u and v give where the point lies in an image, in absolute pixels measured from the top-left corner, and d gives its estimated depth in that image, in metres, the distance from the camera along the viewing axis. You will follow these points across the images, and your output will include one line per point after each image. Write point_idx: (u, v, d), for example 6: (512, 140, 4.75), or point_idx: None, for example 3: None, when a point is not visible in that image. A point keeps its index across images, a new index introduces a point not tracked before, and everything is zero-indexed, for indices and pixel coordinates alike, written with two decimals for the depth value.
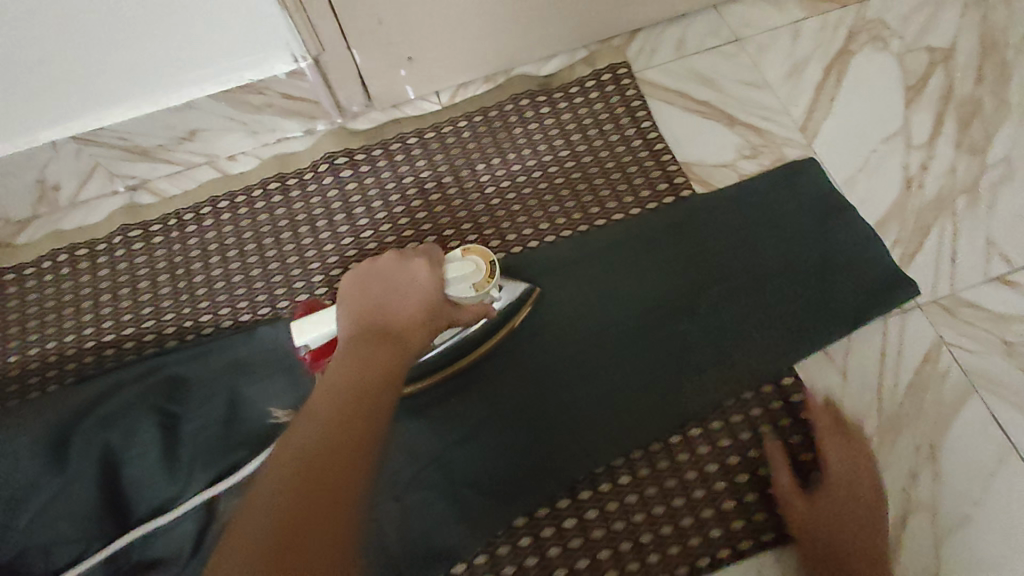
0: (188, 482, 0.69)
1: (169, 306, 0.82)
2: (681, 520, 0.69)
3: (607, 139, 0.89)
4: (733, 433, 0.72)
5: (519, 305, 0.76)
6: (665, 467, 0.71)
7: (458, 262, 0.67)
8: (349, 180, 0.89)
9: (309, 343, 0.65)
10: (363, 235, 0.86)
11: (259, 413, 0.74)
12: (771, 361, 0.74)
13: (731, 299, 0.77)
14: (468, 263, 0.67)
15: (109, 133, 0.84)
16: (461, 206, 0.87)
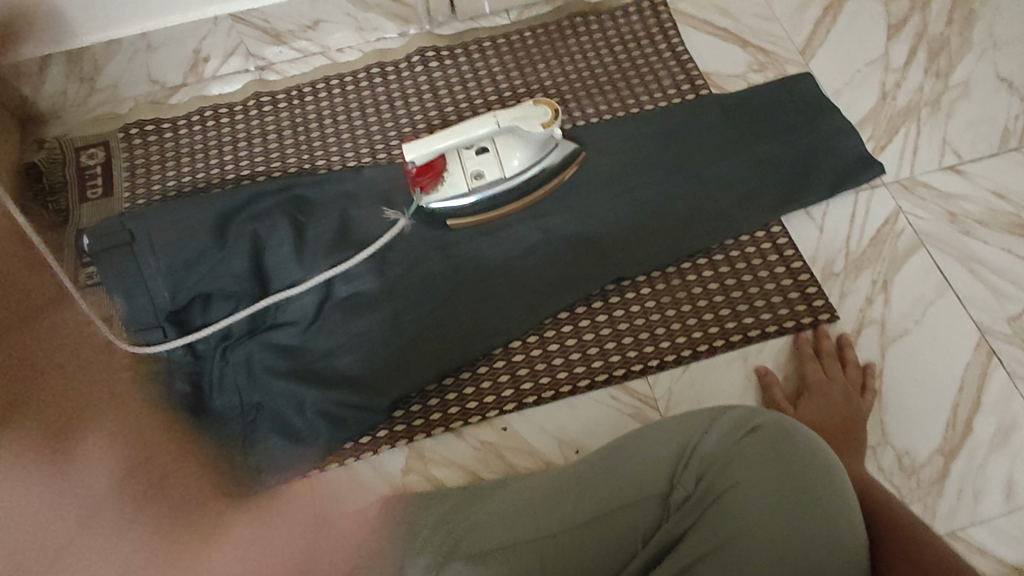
0: (312, 266, 0.91)
1: (292, 153, 1.04)
2: (687, 320, 0.89)
3: (643, 50, 1.11)
4: (732, 262, 0.92)
5: (569, 160, 0.97)
6: (678, 283, 0.91)
7: (528, 108, 0.91)
8: (435, 70, 1.11)
9: (414, 161, 0.90)
10: (446, 111, 1.08)
11: (364, 227, 0.95)
12: (766, 212, 0.95)
13: (736, 168, 0.98)
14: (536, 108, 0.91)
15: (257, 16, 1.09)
16: (525, 94, 1.09)
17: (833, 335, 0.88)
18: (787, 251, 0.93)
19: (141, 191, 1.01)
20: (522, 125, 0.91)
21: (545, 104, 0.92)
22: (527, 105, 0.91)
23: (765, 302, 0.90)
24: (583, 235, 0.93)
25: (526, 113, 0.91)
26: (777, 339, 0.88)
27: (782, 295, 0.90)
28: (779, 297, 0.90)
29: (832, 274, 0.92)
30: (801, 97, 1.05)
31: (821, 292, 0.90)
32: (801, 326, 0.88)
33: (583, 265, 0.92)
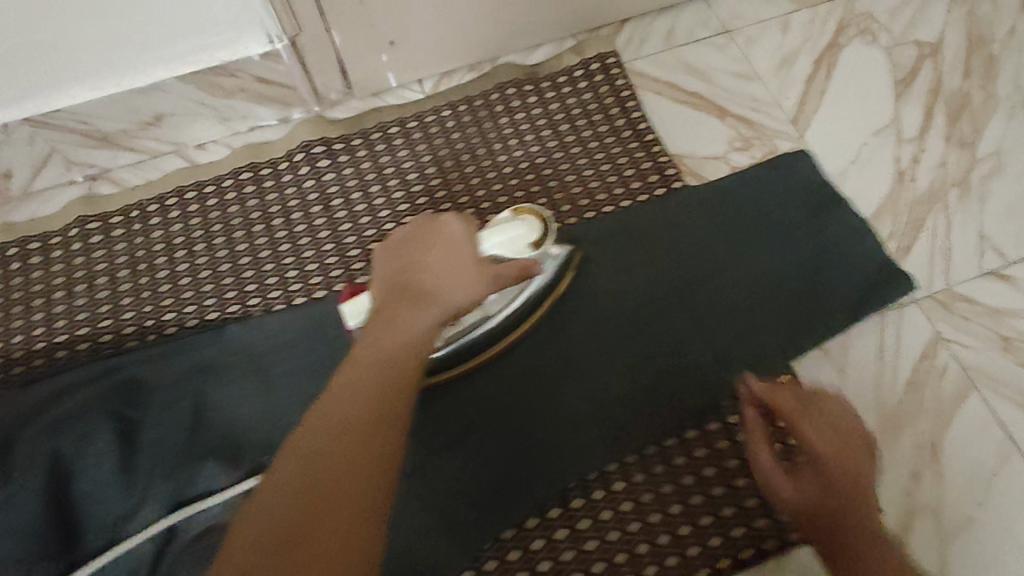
0: (146, 493, 0.63)
1: (130, 304, 0.76)
2: (678, 528, 0.66)
3: (595, 129, 0.86)
4: (732, 437, 0.70)
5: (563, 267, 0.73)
6: (661, 472, 0.69)
7: (509, 224, 0.67)
8: (326, 170, 0.84)
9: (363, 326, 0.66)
10: (341, 228, 0.81)
11: (228, 420, 0.69)
12: (768, 360, 0.72)
13: (728, 294, 0.74)
14: (522, 225, 0.68)
15: (70, 116, 0.85)
16: (446, 199, 0.83)
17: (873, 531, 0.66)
18: None
19: None
20: (505, 249, 0.66)
21: (529, 214, 0.70)
22: (508, 221, 0.68)
23: None
24: (529, 413, 0.69)
25: (510, 233, 0.67)
26: (798, 547, 0.66)
27: None
28: None
29: None
30: (804, 183, 0.81)
31: None
32: None
33: (531, 460, 0.68)
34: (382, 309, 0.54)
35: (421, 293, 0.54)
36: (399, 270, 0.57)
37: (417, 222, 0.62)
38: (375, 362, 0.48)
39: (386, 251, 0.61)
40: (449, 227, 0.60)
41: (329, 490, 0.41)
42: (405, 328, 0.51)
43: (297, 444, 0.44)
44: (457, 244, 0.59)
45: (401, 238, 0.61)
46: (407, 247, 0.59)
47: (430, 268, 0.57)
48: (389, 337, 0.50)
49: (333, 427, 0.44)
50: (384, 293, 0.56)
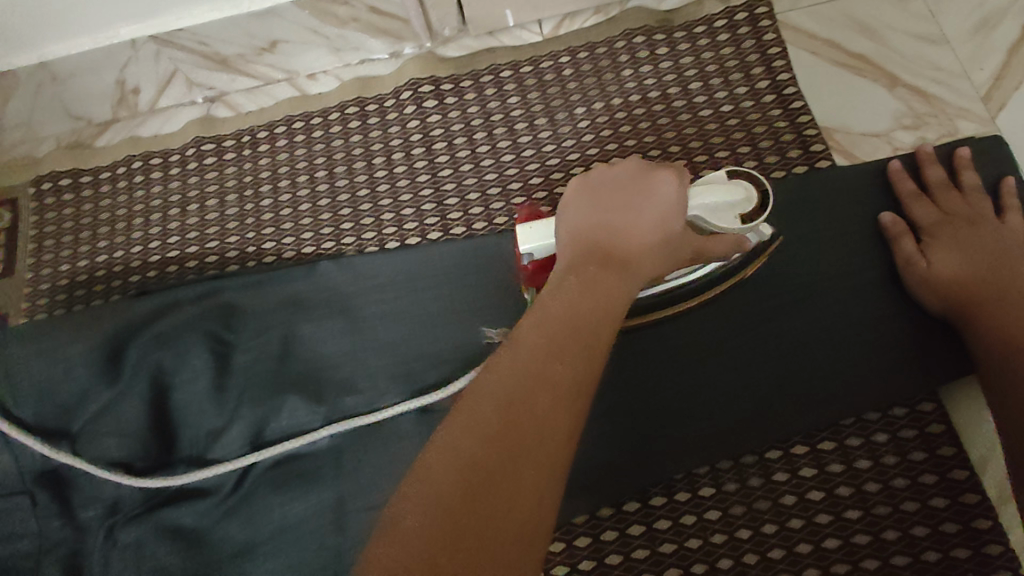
0: (234, 415, 0.65)
1: (234, 229, 0.78)
2: (770, 551, 0.58)
3: (732, 90, 0.75)
4: (848, 461, 0.60)
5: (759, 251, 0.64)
6: (757, 486, 0.60)
7: (723, 187, 0.59)
8: (432, 112, 0.80)
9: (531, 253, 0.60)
10: (440, 174, 0.77)
11: (314, 356, 0.69)
12: (908, 379, 0.61)
13: (869, 297, 0.64)
14: (736, 194, 0.59)
15: (189, 36, 0.87)
16: (554, 154, 0.76)
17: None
18: (942, 449, 0.59)
19: (46, 272, 0.78)
20: (708, 216, 0.58)
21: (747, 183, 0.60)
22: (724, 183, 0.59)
23: (901, 534, 0.57)
24: (621, 398, 0.63)
25: (721, 199, 0.58)
26: None
27: (930, 527, 0.56)
28: (925, 530, 0.56)
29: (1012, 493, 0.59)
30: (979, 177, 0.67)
31: (998, 529, 0.56)
32: None
33: (620, 448, 0.61)
34: (583, 257, 0.48)
35: (625, 252, 0.49)
36: (600, 216, 0.52)
37: (623, 169, 0.57)
38: (581, 315, 0.43)
39: (577, 196, 0.55)
40: (660, 184, 0.55)
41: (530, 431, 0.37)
42: (607, 288, 0.46)
43: (494, 373, 0.39)
44: (665, 203, 0.54)
45: (601, 182, 0.55)
46: (608, 197, 0.54)
47: (634, 224, 0.51)
48: (595, 290, 0.45)
49: (538, 369, 0.39)
50: (581, 239, 0.51)
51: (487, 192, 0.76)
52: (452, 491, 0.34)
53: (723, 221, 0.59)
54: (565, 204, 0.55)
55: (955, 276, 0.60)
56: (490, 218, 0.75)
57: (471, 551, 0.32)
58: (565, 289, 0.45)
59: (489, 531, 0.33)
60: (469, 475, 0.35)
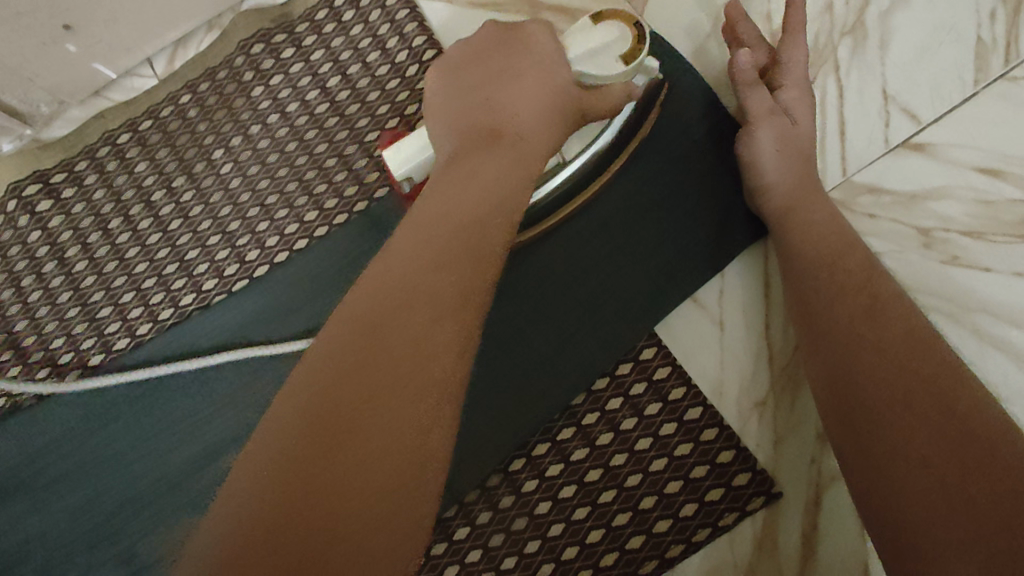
0: None
1: None
2: (538, 569, 0.53)
3: (373, 73, 0.66)
4: (591, 442, 0.55)
5: (646, 98, 0.58)
6: (511, 505, 0.55)
7: (595, 31, 0.52)
8: (51, 213, 0.66)
9: (410, 175, 0.55)
10: (83, 284, 0.63)
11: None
12: (624, 331, 0.57)
13: (564, 259, 0.59)
14: (609, 31, 0.52)
15: None
16: (205, 215, 0.64)
17: (752, 528, 0.52)
18: (673, 393, 0.55)
19: None
20: (593, 65, 0.52)
21: (615, 19, 0.53)
22: (591, 27, 0.52)
23: (658, 498, 0.53)
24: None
25: (593, 41, 0.52)
26: (685, 562, 0.52)
27: (682, 478, 0.53)
28: (677, 484, 0.53)
29: (752, 410, 0.55)
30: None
31: (741, 456, 0.53)
32: (721, 529, 0.52)
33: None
34: (462, 141, 0.48)
35: (516, 121, 0.49)
36: (472, 93, 0.51)
37: (485, 40, 0.54)
38: (398, 334, 0.36)
39: (439, 83, 0.53)
40: (523, 41, 0.53)
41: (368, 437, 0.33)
42: (495, 165, 0.45)
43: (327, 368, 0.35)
44: (543, 59, 0.51)
45: (459, 60, 0.54)
46: (478, 70, 0.52)
47: (515, 94, 0.50)
48: (481, 177, 0.44)
49: (370, 369, 0.34)
50: (460, 120, 0.50)
51: (142, 287, 0.63)
52: (302, 456, 0.32)
53: (609, 62, 0.52)
54: (432, 88, 0.54)
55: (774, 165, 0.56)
56: (153, 314, 0.62)
57: (308, 524, 0.30)
58: (430, 204, 0.43)
59: (332, 539, 0.30)
60: (299, 480, 0.31)
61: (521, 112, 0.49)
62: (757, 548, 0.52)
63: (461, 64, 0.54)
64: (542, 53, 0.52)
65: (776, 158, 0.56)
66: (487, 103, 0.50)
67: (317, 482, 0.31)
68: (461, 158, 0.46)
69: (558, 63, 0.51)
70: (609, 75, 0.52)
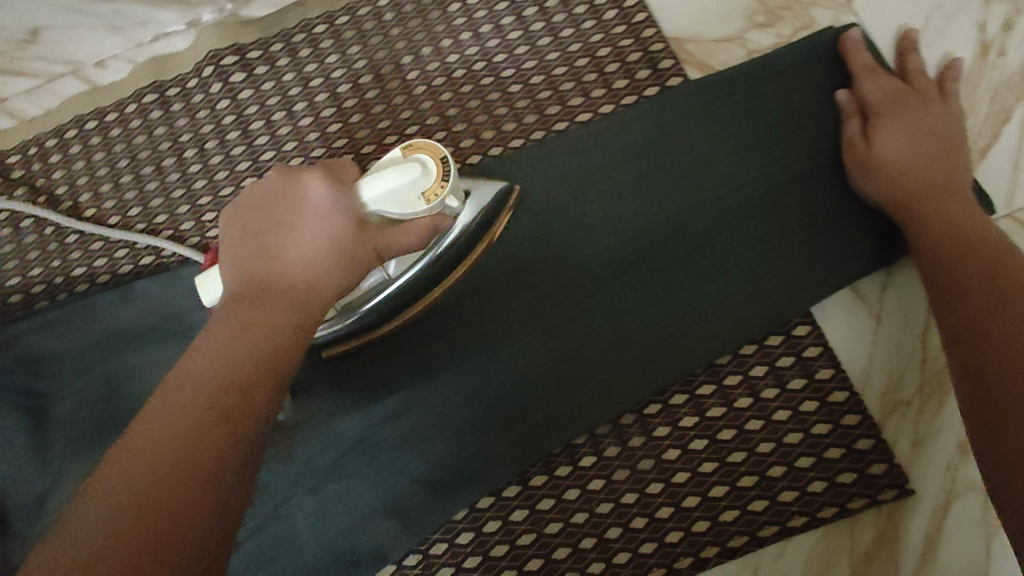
0: (63, 472, 0.58)
1: (36, 258, 0.67)
2: (657, 511, 0.54)
3: (571, 11, 0.67)
4: (728, 402, 0.56)
5: (499, 202, 0.57)
6: (639, 444, 0.56)
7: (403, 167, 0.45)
8: (242, 86, 0.69)
9: None
10: (262, 158, 0.67)
11: (145, 388, 0.61)
12: (785, 303, 0.58)
13: (732, 222, 0.60)
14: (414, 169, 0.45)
15: None
16: (384, 116, 0.67)
17: (877, 517, 0.53)
18: (820, 372, 0.56)
19: None
20: (396, 204, 0.45)
21: (422, 155, 0.47)
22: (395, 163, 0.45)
23: (787, 469, 0.54)
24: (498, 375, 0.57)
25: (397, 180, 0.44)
26: (803, 535, 0.53)
27: (815, 455, 0.54)
28: (810, 460, 0.54)
29: (895, 405, 0.55)
30: (826, 74, 0.63)
31: (880, 447, 0.54)
32: (847, 511, 0.53)
33: (498, 425, 0.56)
34: (231, 304, 0.39)
35: (305, 274, 0.40)
36: (241, 250, 0.41)
37: (272, 180, 0.44)
38: (280, 326, 0.38)
39: (229, 220, 0.43)
40: (330, 186, 0.43)
41: (208, 431, 0.32)
42: (284, 277, 0.40)
43: (217, 360, 0.35)
44: (322, 217, 0.42)
45: (248, 203, 0.43)
46: (265, 213, 0.42)
47: (291, 247, 0.41)
48: (237, 340, 0.36)
49: (174, 390, 0.34)
50: (352, 236, 0.42)
51: None
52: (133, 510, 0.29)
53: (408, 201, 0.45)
54: (279, 174, 0.44)
55: (898, 157, 0.57)
56: None
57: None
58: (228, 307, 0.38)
59: (175, 543, 0.29)
60: (134, 532, 0.29)
61: (309, 275, 0.40)
62: (878, 537, 0.53)
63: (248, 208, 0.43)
64: (315, 205, 0.42)
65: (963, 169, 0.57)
66: (228, 280, 0.40)
67: (146, 538, 0.29)
68: (250, 296, 0.39)
69: (352, 209, 0.43)
70: (403, 212, 0.45)
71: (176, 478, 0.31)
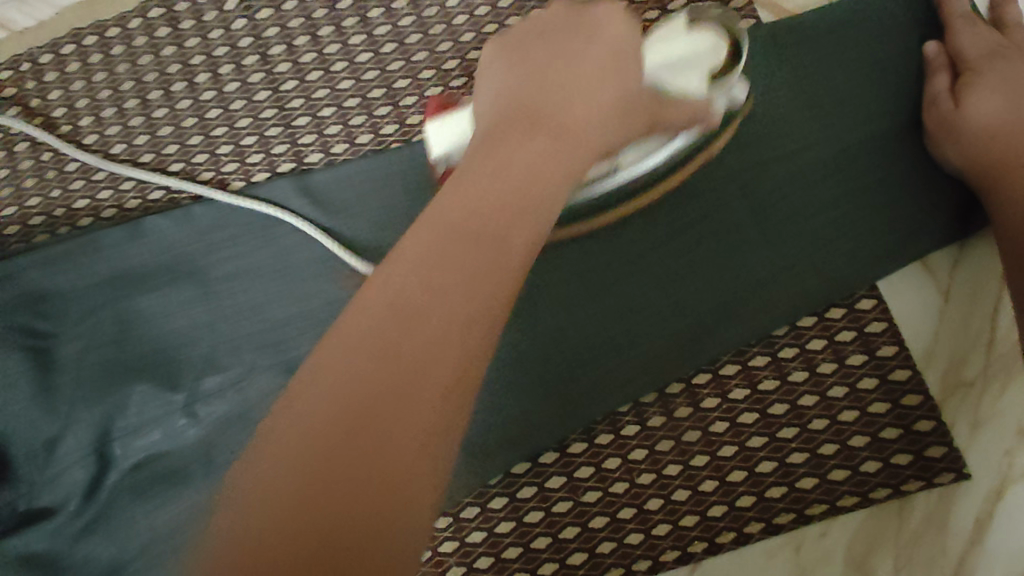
0: (71, 419, 0.54)
1: (33, 187, 0.61)
2: (701, 484, 0.52)
3: None
4: (782, 376, 0.53)
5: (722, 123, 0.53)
6: (685, 415, 0.54)
7: (689, 38, 0.47)
8: (261, 5, 0.62)
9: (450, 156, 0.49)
10: (283, 87, 0.61)
11: (158, 334, 0.57)
12: (850, 274, 0.54)
13: (797, 184, 0.56)
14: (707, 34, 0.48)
15: None
16: (421, 46, 0.61)
17: (927, 500, 0.51)
18: (882, 349, 0.53)
19: None
20: (671, 74, 0.46)
21: (714, 33, 0.49)
22: (681, 32, 0.47)
23: (840, 448, 0.52)
24: (541, 337, 0.54)
25: (679, 46, 0.47)
26: (849, 514, 0.52)
27: (869, 435, 0.51)
28: (864, 439, 0.51)
29: (957, 387, 0.53)
30: (911, 23, 0.57)
31: (940, 430, 0.51)
32: (900, 494, 0.51)
33: (540, 390, 0.53)
34: (479, 147, 0.34)
35: (561, 115, 0.35)
36: (517, 91, 0.37)
37: (552, 14, 0.40)
38: (486, 190, 0.31)
39: (494, 57, 0.40)
40: (589, 41, 0.38)
41: (396, 414, 0.25)
42: (501, 185, 0.31)
43: (427, 310, 0.27)
44: (580, 69, 0.37)
45: (523, 35, 0.40)
46: (540, 50, 0.38)
47: (574, 96, 0.36)
48: (475, 190, 0.31)
49: (345, 356, 0.26)
50: (619, 105, 0.38)
51: (343, 105, 0.61)
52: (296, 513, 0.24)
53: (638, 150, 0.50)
54: (482, 71, 0.40)
55: (998, 118, 0.52)
56: (351, 136, 0.60)
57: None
58: (461, 193, 0.31)
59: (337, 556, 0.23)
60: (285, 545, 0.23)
61: (538, 133, 0.34)
62: (926, 520, 0.51)
63: (522, 42, 0.40)
64: (591, 62, 0.37)
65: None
66: (502, 123, 0.35)
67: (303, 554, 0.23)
68: (488, 143, 0.34)
69: (604, 71, 0.38)
70: (681, 86, 0.46)
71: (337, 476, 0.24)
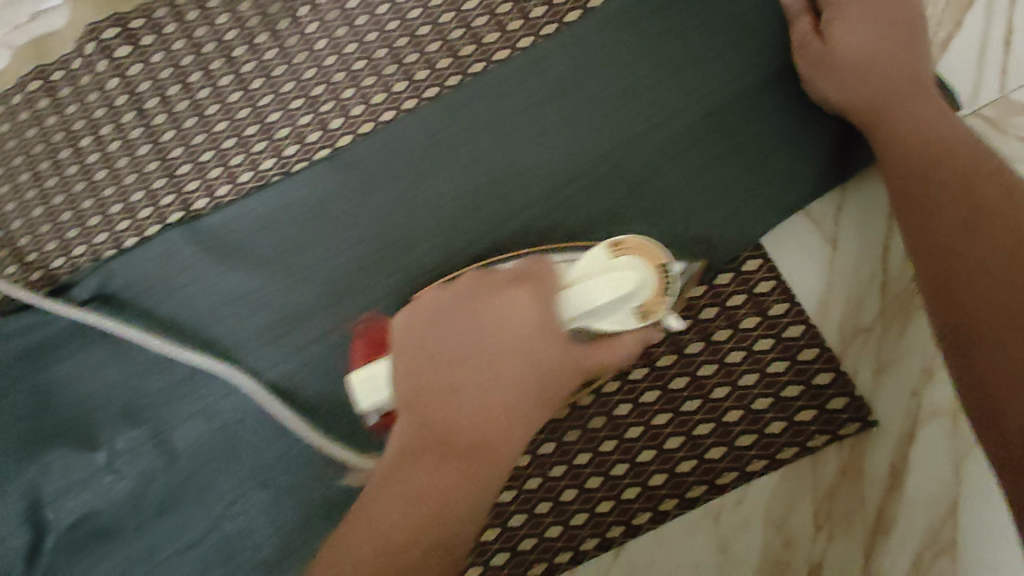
0: (1, 491, 0.54)
1: None
2: (613, 469, 0.52)
3: None
4: (680, 349, 0.52)
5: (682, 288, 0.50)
6: (589, 403, 0.53)
7: (613, 274, 0.44)
8: (130, 61, 0.63)
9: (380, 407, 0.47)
10: (162, 139, 0.62)
11: (77, 398, 0.58)
12: (735, 238, 0.54)
13: (671, 157, 0.55)
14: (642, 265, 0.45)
15: None
16: (287, 77, 0.61)
17: (839, 452, 0.51)
18: (775, 308, 0.52)
19: None
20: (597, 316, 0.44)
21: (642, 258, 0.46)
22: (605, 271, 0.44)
23: (744, 413, 0.51)
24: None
25: (614, 284, 0.43)
26: (763, 478, 0.51)
27: (772, 396, 0.51)
28: (767, 402, 0.51)
29: (856, 335, 0.52)
30: None
31: (840, 381, 0.51)
32: (808, 450, 0.51)
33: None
34: (415, 442, 0.42)
35: (463, 432, 0.42)
36: (432, 353, 0.44)
37: (469, 289, 0.46)
38: (449, 483, 0.41)
39: (419, 325, 0.46)
40: (478, 316, 0.44)
41: (437, 542, 0.40)
42: (496, 345, 0.43)
43: (430, 483, 0.41)
44: (481, 350, 0.43)
45: (444, 307, 0.46)
46: (434, 355, 0.44)
47: (475, 376, 0.43)
48: (437, 480, 0.41)
49: (407, 480, 0.41)
50: (540, 354, 0.43)
51: (222, 147, 0.61)
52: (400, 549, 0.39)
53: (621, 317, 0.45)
54: (504, 304, 0.44)
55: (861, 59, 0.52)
56: (232, 177, 0.61)
57: None
58: (507, 328, 0.43)
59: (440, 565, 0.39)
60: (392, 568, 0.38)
61: (495, 402, 0.43)
62: (842, 473, 0.51)
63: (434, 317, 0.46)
64: (492, 328, 0.43)
65: (926, 71, 0.53)
66: (424, 374, 0.43)
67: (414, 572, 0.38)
68: (437, 437, 0.42)
69: (552, 321, 0.43)
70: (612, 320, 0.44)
71: (453, 507, 0.40)
